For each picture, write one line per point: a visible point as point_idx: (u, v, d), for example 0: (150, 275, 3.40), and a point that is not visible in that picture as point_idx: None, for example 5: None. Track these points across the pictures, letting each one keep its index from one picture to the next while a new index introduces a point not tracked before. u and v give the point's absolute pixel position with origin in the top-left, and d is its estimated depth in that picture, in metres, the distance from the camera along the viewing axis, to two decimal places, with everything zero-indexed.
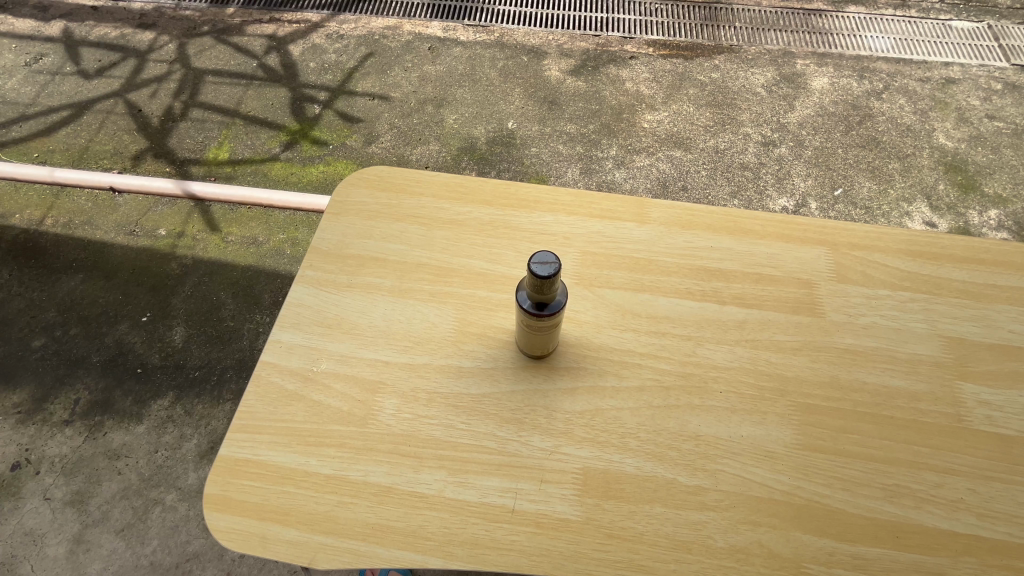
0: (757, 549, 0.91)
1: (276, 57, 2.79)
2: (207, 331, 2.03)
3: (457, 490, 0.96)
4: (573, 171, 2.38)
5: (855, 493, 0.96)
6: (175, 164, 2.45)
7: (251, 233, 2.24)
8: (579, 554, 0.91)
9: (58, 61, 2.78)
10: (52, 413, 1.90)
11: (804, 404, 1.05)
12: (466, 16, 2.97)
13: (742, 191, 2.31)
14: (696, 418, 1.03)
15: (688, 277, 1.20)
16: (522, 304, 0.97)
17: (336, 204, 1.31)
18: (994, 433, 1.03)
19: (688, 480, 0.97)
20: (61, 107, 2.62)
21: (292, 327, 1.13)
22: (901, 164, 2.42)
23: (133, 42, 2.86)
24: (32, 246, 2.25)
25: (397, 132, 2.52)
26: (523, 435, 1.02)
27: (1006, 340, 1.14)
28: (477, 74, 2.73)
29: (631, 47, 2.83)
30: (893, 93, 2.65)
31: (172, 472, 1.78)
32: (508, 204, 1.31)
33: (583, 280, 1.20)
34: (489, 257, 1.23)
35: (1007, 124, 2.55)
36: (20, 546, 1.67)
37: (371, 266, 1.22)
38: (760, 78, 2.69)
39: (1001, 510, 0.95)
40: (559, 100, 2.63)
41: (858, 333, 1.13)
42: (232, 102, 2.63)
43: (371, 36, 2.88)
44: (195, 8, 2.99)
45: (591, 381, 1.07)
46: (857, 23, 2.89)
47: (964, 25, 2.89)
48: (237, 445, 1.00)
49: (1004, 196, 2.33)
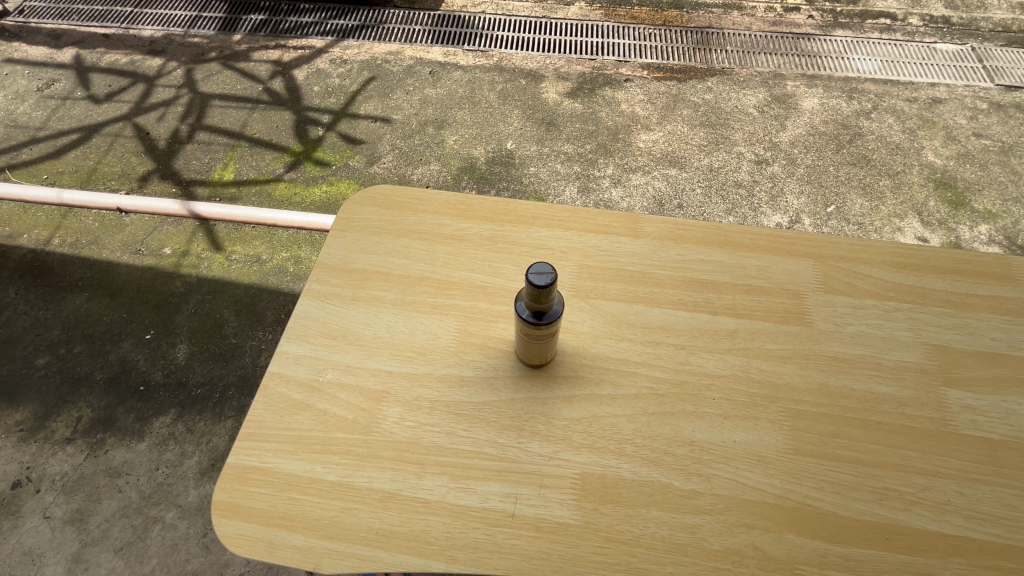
0: (751, 551, 0.94)
1: (281, 82, 2.87)
2: (209, 348, 2.07)
3: (459, 496, 0.99)
4: (571, 190, 2.44)
5: (845, 495, 0.99)
6: (180, 185, 2.50)
7: (255, 252, 2.29)
8: (578, 557, 0.94)
9: (69, 87, 2.86)
10: (53, 431, 1.92)
11: (795, 410, 1.08)
12: (465, 41, 3.05)
13: (737, 208, 2.37)
14: (690, 424, 1.07)
15: (681, 289, 1.24)
16: (521, 314, 1.01)
17: (341, 222, 1.36)
18: (980, 437, 1.06)
19: (683, 484, 1.00)
20: (71, 131, 2.69)
21: (298, 339, 1.17)
22: (891, 181, 2.47)
23: (142, 68, 2.94)
24: (38, 266, 2.30)
25: (398, 152, 2.59)
26: (523, 441, 1.05)
27: (988, 347, 1.17)
28: (477, 97, 2.80)
29: (626, 71, 2.91)
30: (881, 113, 2.72)
31: (172, 490, 1.80)
32: (506, 220, 1.36)
33: (579, 292, 1.24)
34: (489, 272, 1.27)
35: (994, 142, 2.62)
36: (20, 565, 1.69)
37: (374, 280, 1.26)
38: (751, 100, 2.77)
39: (988, 512, 0.98)
40: (557, 121, 2.69)
41: (845, 342, 1.17)
42: (237, 125, 2.70)
43: (373, 62, 2.96)
44: (203, 35, 3.08)
45: (589, 389, 1.11)
46: (844, 46, 2.97)
47: (948, 48, 2.97)
48: (245, 453, 1.03)
49: (994, 212, 2.39)
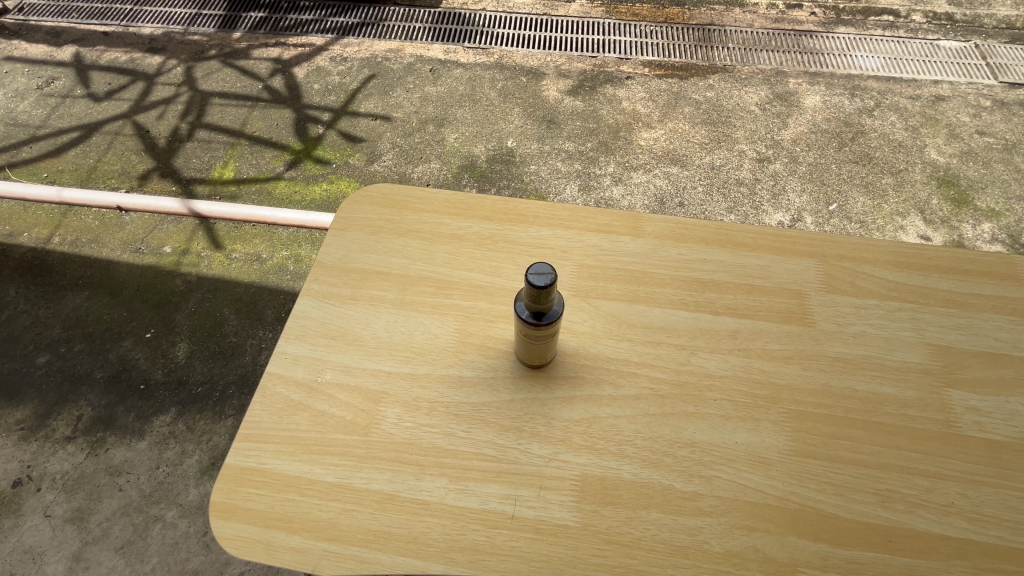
0: (752, 554, 0.93)
1: (281, 80, 2.86)
2: (209, 347, 2.06)
3: (458, 497, 0.98)
4: (572, 188, 2.43)
5: (847, 497, 0.98)
6: (180, 183, 2.50)
7: (255, 250, 2.28)
8: (578, 559, 0.93)
9: (69, 85, 2.85)
10: (54, 429, 1.92)
11: (797, 411, 1.07)
12: (465, 39, 3.04)
13: (738, 207, 2.36)
14: (691, 425, 1.06)
15: (682, 288, 1.23)
16: (520, 314, 1.00)
17: (340, 220, 1.35)
18: (983, 438, 1.05)
19: (684, 486, 0.99)
20: (70, 129, 2.68)
21: (296, 339, 1.16)
22: (894, 179, 2.46)
23: (142, 66, 2.93)
24: (39, 264, 2.29)
25: (398, 151, 2.58)
26: (523, 443, 1.04)
27: (992, 348, 1.16)
28: (477, 94, 2.79)
29: (627, 68, 2.90)
30: (884, 110, 2.70)
31: (173, 489, 1.80)
32: (506, 219, 1.35)
33: (579, 292, 1.23)
34: (489, 271, 1.26)
35: (998, 140, 2.60)
36: (20, 564, 1.69)
37: (373, 280, 1.25)
38: (753, 97, 2.75)
39: (992, 514, 0.97)
40: (557, 119, 2.68)
41: (848, 342, 1.16)
42: (238, 122, 2.70)
43: (373, 59, 2.95)
44: (203, 33, 3.07)
45: (589, 389, 1.10)
46: (847, 43, 2.96)
47: (952, 45, 2.95)
48: (242, 454, 1.03)
49: (997, 210, 2.37)
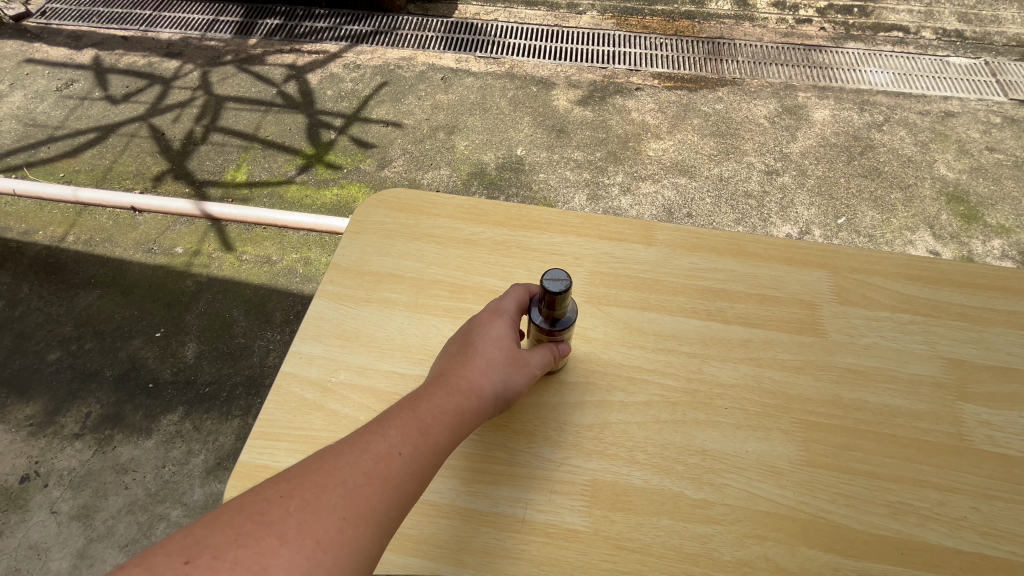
0: (763, 563, 0.93)
1: (294, 85, 2.89)
2: (218, 347, 2.08)
3: (469, 500, 0.99)
4: (580, 198, 2.45)
5: (857, 509, 0.98)
6: (193, 185, 2.52)
7: (265, 253, 2.30)
8: (588, 564, 0.93)
9: (87, 87, 2.89)
10: (62, 425, 1.93)
11: (808, 421, 1.08)
12: (477, 48, 3.07)
13: (746, 219, 2.37)
14: (702, 433, 1.06)
15: (694, 297, 1.24)
16: (535, 319, 1.02)
17: (355, 224, 1.36)
18: (996, 453, 1.05)
19: (694, 494, 1.00)
20: (87, 130, 2.72)
21: (311, 339, 1.18)
22: (903, 194, 2.47)
23: (159, 69, 2.96)
24: (52, 262, 2.32)
25: (409, 157, 2.60)
26: (533, 447, 1.05)
27: (1003, 362, 1.17)
28: (488, 103, 2.82)
29: (636, 79, 2.92)
30: (893, 125, 2.71)
31: (178, 488, 1.80)
32: (519, 225, 1.36)
33: (591, 298, 1.24)
34: (502, 276, 1.27)
35: (1007, 157, 2.61)
36: (25, 560, 1.70)
37: (387, 282, 1.26)
38: (762, 110, 2.77)
39: (1005, 529, 0.97)
40: (567, 129, 2.70)
41: (859, 353, 1.16)
42: (251, 126, 2.73)
43: (386, 66, 2.98)
44: (219, 39, 3.11)
45: (600, 395, 1.11)
46: (857, 58, 2.98)
47: (961, 61, 2.96)
48: (256, 452, 1.03)
49: (1006, 226, 2.38)
